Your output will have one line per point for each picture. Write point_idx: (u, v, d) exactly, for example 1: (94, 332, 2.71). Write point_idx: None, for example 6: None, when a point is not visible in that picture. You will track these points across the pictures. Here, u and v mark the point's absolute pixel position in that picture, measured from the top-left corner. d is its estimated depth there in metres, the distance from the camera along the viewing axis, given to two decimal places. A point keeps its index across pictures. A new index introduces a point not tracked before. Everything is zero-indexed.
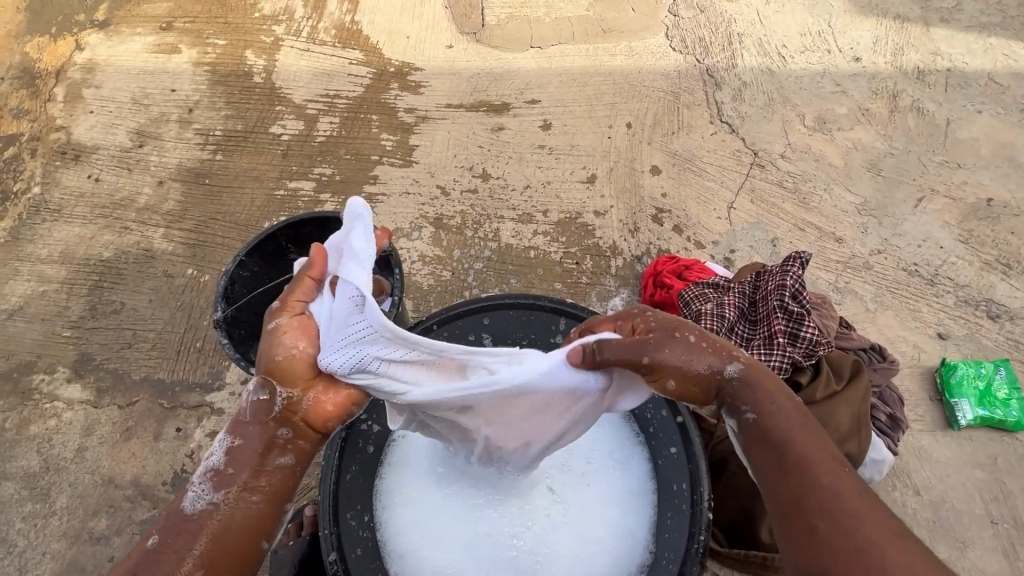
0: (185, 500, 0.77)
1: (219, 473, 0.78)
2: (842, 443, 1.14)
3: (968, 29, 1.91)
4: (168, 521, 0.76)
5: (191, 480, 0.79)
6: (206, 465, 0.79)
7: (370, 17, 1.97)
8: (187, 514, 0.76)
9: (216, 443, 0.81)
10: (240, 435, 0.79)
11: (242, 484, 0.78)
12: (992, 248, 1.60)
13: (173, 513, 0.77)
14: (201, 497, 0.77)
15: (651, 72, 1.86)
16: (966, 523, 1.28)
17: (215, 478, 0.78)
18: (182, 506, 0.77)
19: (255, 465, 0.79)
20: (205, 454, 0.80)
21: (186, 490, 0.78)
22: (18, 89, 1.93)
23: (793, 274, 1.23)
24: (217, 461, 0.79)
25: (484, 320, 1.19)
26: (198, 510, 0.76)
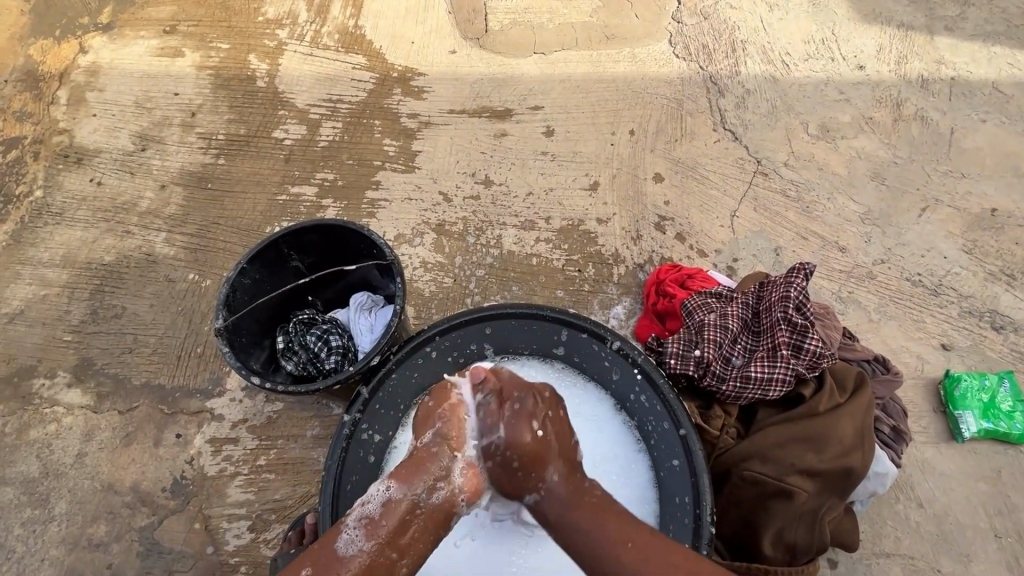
0: (338, 541, 0.84)
1: (374, 521, 0.86)
2: (845, 456, 1.13)
3: (972, 37, 1.91)
4: (322, 557, 0.84)
5: (345, 523, 0.86)
6: (363, 511, 0.86)
7: (373, 22, 1.97)
8: (339, 555, 0.84)
9: (374, 490, 0.89)
10: (403, 485, 0.89)
11: (389, 539, 0.85)
12: (996, 259, 1.59)
13: (325, 550, 0.84)
14: (353, 543, 0.84)
15: (654, 79, 1.86)
16: (969, 537, 1.27)
17: (369, 524, 0.86)
18: (335, 546, 0.84)
19: (404, 523, 0.87)
20: (363, 498, 0.88)
21: (340, 530, 0.86)
22: (21, 92, 1.94)
23: (797, 285, 1.22)
24: (375, 509, 0.87)
25: (486, 329, 1.19)
26: (349, 552, 0.84)
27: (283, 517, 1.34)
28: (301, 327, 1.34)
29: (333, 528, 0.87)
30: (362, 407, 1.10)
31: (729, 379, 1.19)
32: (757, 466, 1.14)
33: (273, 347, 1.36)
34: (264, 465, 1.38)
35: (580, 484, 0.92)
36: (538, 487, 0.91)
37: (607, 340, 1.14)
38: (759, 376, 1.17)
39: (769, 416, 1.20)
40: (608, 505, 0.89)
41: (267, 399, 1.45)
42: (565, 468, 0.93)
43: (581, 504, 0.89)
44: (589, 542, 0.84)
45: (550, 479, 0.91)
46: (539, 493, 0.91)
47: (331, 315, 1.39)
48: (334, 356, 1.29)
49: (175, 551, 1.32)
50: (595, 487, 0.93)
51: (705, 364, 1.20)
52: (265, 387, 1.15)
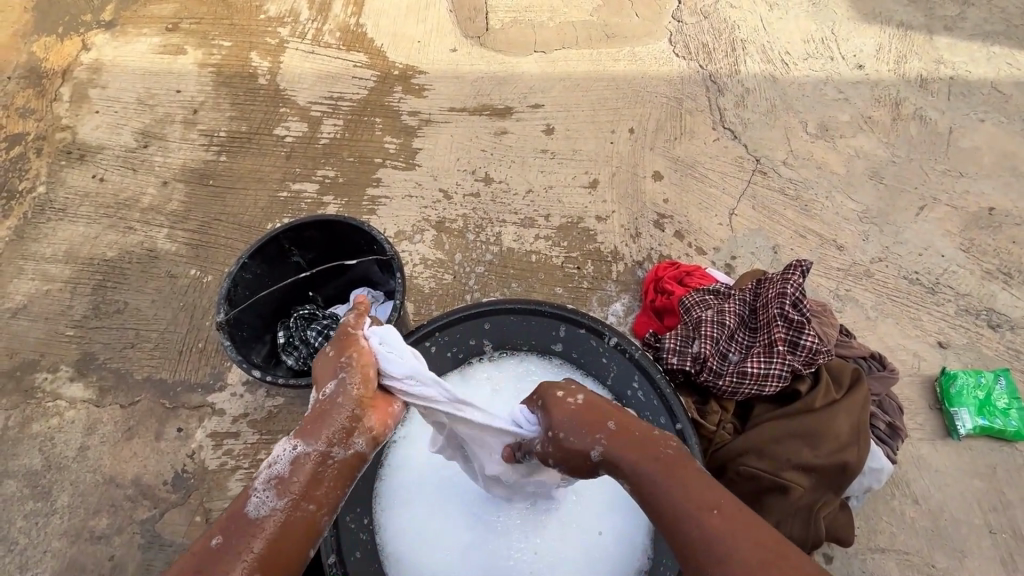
0: (248, 504, 0.76)
1: (285, 480, 0.79)
2: (841, 452, 1.14)
3: (971, 37, 1.91)
4: (231, 522, 0.75)
5: (253, 487, 0.78)
6: (271, 472, 0.79)
7: (374, 21, 1.98)
8: (252, 518, 0.76)
9: (281, 450, 0.82)
10: (314, 437, 0.82)
11: (303, 493, 0.79)
12: (993, 258, 1.60)
13: (233, 518, 0.76)
14: (265, 504, 0.77)
15: (654, 77, 1.87)
16: (964, 533, 1.28)
17: (280, 483, 0.79)
18: (245, 510, 0.76)
19: (317, 476, 0.81)
20: (270, 459, 0.81)
21: (248, 494, 0.78)
22: (24, 89, 1.95)
23: (794, 282, 1.23)
24: (284, 468, 0.80)
25: (485, 324, 1.20)
26: (261, 515, 0.76)
27: None
28: (301, 322, 1.35)
29: (241, 493, 0.79)
30: None
31: (726, 375, 1.20)
32: (753, 461, 1.16)
33: (274, 342, 1.37)
34: (264, 459, 1.40)
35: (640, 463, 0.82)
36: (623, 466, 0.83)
37: (604, 335, 1.15)
38: (755, 372, 1.18)
39: (766, 411, 1.21)
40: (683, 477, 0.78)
41: (268, 394, 1.46)
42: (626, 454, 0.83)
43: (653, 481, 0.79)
44: (668, 500, 0.76)
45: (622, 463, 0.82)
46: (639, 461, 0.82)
47: (331, 311, 1.40)
48: None
49: (176, 544, 1.33)
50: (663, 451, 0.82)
51: (702, 359, 1.21)
52: (265, 380, 1.16)
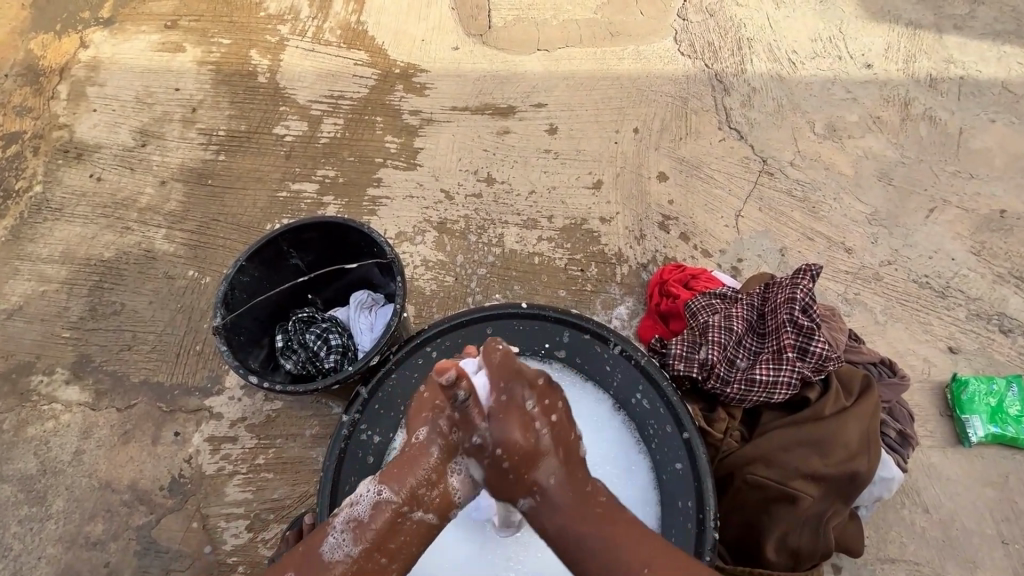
0: (324, 544, 0.83)
1: (363, 526, 0.83)
2: (850, 460, 1.11)
3: (982, 36, 1.88)
4: (307, 560, 0.82)
5: (332, 526, 0.84)
6: (352, 513, 0.85)
7: (375, 18, 1.95)
8: (325, 560, 0.82)
9: (362, 492, 0.87)
10: (394, 483, 0.86)
11: (377, 543, 0.84)
12: (1005, 261, 1.57)
13: (311, 553, 0.83)
14: (339, 547, 0.82)
15: (658, 76, 1.84)
16: (975, 543, 1.26)
17: (356, 529, 0.84)
18: (322, 550, 0.82)
19: (394, 526, 0.85)
20: (351, 499, 0.86)
21: (326, 533, 0.84)
22: (21, 87, 1.92)
23: (803, 287, 1.20)
24: (363, 511, 0.85)
25: (487, 329, 1.18)
26: (335, 557, 0.82)
27: (282, 517, 1.33)
28: (301, 325, 1.32)
29: (321, 530, 0.85)
30: (360, 408, 1.10)
31: (734, 382, 1.17)
32: (760, 470, 1.13)
33: (273, 345, 1.35)
34: (262, 464, 1.37)
35: (582, 489, 0.87)
36: (533, 489, 0.87)
37: (610, 341, 1.14)
38: (764, 379, 1.16)
39: (774, 419, 1.19)
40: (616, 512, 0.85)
41: (266, 398, 1.44)
42: (565, 471, 0.88)
43: (586, 512, 0.85)
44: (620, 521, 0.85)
45: (547, 483, 0.87)
46: (533, 498, 0.87)
47: (330, 313, 1.38)
48: (333, 355, 1.28)
49: (172, 550, 1.31)
50: (599, 490, 0.88)
51: (708, 366, 1.18)
52: (262, 386, 1.13)
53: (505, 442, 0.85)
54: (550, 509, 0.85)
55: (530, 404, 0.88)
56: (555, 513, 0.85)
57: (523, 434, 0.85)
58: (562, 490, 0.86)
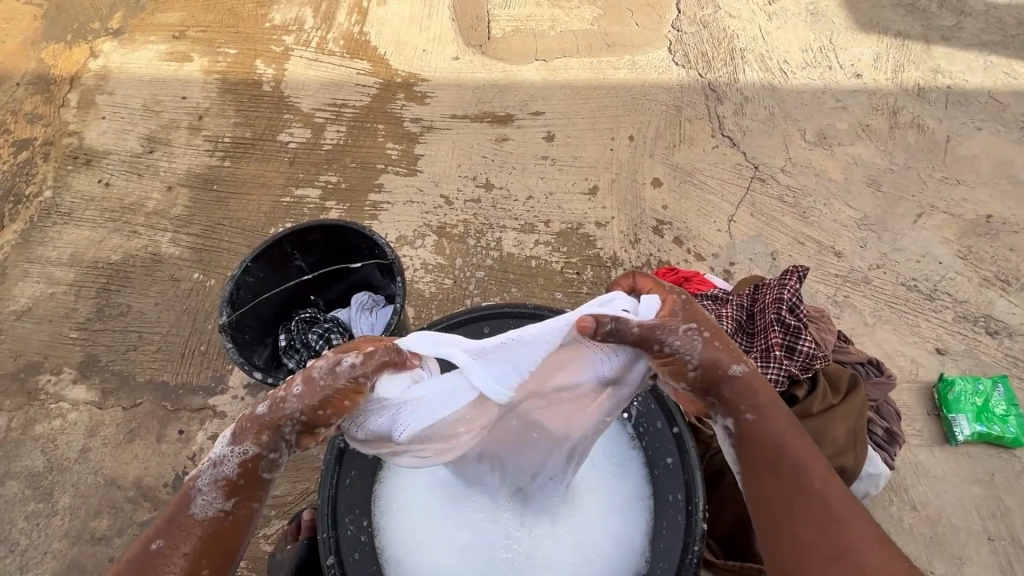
0: (192, 507, 0.70)
1: (233, 485, 0.70)
2: (838, 457, 1.14)
3: (968, 47, 1.93)
4: (172, 524, 0.70)
5: (195, 487, 0.70)
6: (215, 474, 0.70)
7: (377, 29, 2.01)
8: (194, 520, 0.70)
9: (224, 450, 0.71)
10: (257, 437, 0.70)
11: (248, 496, 0.71)
12: (991, 265, 1.61)
13: (175, 519, 0.70)
14: (210, 505, 0.70)
15: (653, 85, 1.89)
16: (962, 539, 1.28)
17: (226, 485, 0.70)
18: (189, 513, 0.70)
19: (262, 479, 0.72)
20: (213, 458, 0.70)
21: (190, 494, 0.70)
22: (32, 95, 1.98)
23: (790, 288, 1.24)
24: (229, 471, 0.70)
25: (483, 327, 1.20)
26: (207, 516, 0.70)
27: (284, 513, 1.36)
28: (303, 325, 1.36)
29: (183, 491, 0.71)
30: None
31: None
32: None
33: (275, 344, 1.38)
34: None
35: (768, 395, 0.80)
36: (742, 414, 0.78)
37: None
38: None
39: None
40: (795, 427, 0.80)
41: (269, 397, 1.47)
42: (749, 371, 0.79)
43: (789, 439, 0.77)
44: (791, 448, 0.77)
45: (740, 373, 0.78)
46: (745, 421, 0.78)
47: (332, 314, 1.42)
48: None
49: None
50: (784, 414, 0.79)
51: None
52: (267, 382, 1.17)
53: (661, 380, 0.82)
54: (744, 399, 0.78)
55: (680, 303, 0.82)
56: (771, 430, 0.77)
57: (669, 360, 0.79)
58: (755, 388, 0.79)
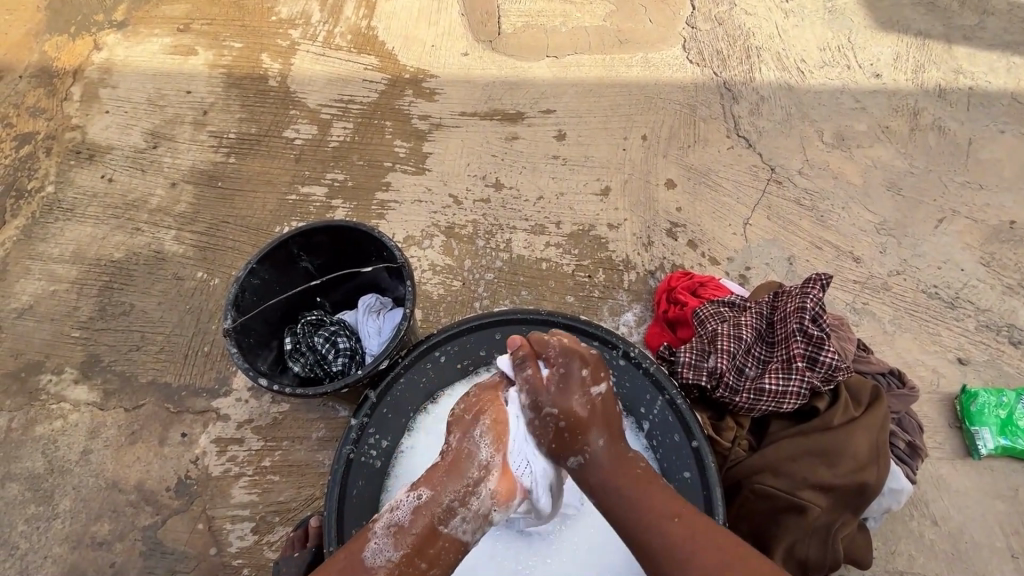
0: (367, 550, 0.83)
1: (403, 530, 0.84)
2: (859, 471, 1.11)
3: (991, 47, 1.88)
4: (349, 565, 0.82)
5: (374, 530, 0.85)
6: (392, 518, 0.86)
7: (385, 23, 1.97)
8: (367, 564, 0.82)
9: (402, 497, 0.89)
10: (434, 481, 0.90)
11: (417, 550, 0.84)
12: (1014, 272, 1.56)
13: (352, 559, 0.82)
14: (382, 551, 0.83)
15: (668, 84, 1.84)
16: (985, 556, 1.25)
17: (399, 532, 0.84)
18: (363, 555, 0.82)
19: (433, 533, 0.86)
20: (391, 506, 0.87)
21: (368, 538, 0.84)
22: (35, 88, 1.94)
23: (813, 296, 1.20)
24: (404, 516, 0.86)
25: (494, 335, 1.18)
26: (377, 562, 0.82)
27: (288, 520, 1.33)
28: (310, 328, 1.33)
29: (361, 535, 0.85)
30: (369, 411, 1.09)
31: (742, 391, 1.17)
32: (769, 480, 1.12)
33: (281, 347, 1.35)
34: (268, 467, 1.38)
35: (624, 454, 0.91)
36: (583, 449, 0.91)
37: (618, 347, 1.13)
38: (773, 389, 1.15)
39: (783, 428, 1.18)
40: (655, 478, 0.89)
41: (274, 400, 1.44)
42: (608, 437, 0.92)
43: (627, 476, 0.88)
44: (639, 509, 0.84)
45: (596, 444, 0.91)
46: (582, 456, 0.91)
47: (338, 317, 1.39)
48: (341, 358, 1.29)
49: (178, 552, 1.31)
50: (638, 458, 0.92)
51: (717, 375, 1.18)
52: (271, 389, 1.13)
53: (562, 407, 0.92)
54: (595, 468, 0.89)
55: (585, 374, 0.94)
56: (599, 471, 0.89)
57: (584, 402, 0.92)
58: (606, 454, 0.90)
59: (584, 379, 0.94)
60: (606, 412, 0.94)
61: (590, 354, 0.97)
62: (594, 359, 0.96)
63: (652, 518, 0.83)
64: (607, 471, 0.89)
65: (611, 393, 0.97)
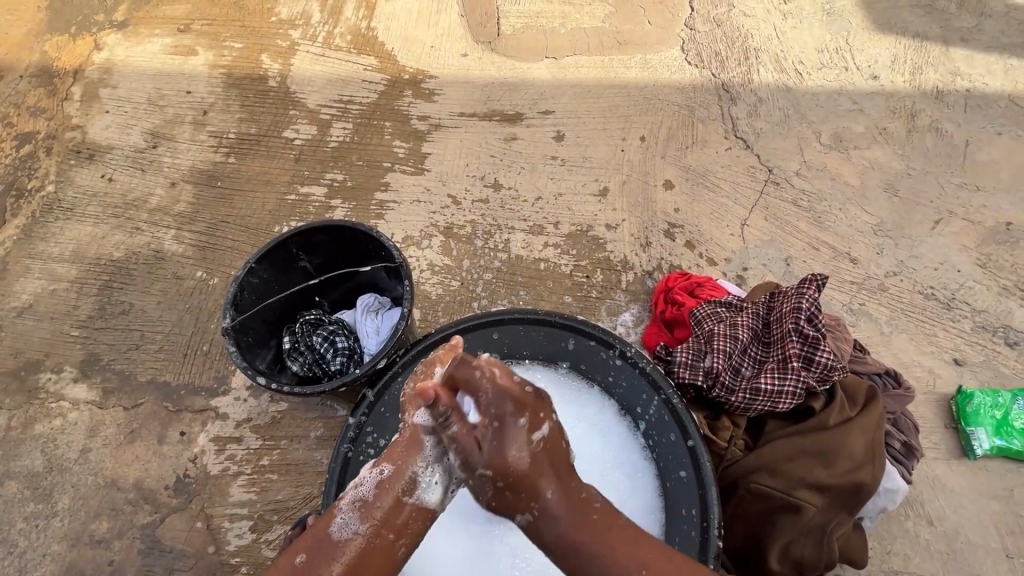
0: (333, 525, 0.81)
1: (369, 504, 0.82)
2: (854, 471, 1.11)
3: (988, 49, 1.89)
4: (317, 543, 0.80)
5: (339, 506, 0.83)
6: (357, 494, 0.84)
7: (385, 24, 1.97)
8: (334, 539, 0.80)
9: (367, 473, 0.87)
10: (396, 455, 0.86)
11: (383, 521, 0.82)
12: (1011, 274, 1.57)
13: (319, 535, 0.81)
14: (348, 526, 0.81)
15: (667, 86, 1.85)
16: (980, 556, 1.25)
17: (364, 506, 0.82)
18: (329, 530, 0.81)
19: (399, 504, 0.83)
20: (357, 480, 0.85)
21: (334, 513, 0.82)
22: (36, 87, 1.95)
23: (809, 297, 1.20)
24: (369, 491, 0.84)
25: (493, 334, 1.18)
26: (343, 537, 0.80)
27: (286, 518, 1.33)
28: (308, 327, 1.34)
29: (328, 511, 0.83)
30: (367, 410, 1.10)
31: (738, 391, 1.18)
32: (764, 479, 1.13)
33: (280, 346, 1.35)
34: (267, 466, 1.38)
35: (579, 498, 0.83)
36: (531, 506, 0.82)
37: (615, 347, 1.13)
38: (769, 389, 1.16)
39: (779, 428, 1.18)
40: (614, 519, 0.82)
41: (272, 399, 1.45)
42: (559, 484, 0.83)
43: (582, 524, 0.81)
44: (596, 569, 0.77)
45: (545, 498, 0.82)
46: (530, 514, 0.82)
47: (337, 316, 1.39)
48: (339, 357, 1.30)
49: (176, 550, 1.32)
50: (594, 496, 0.84)
51: (713, 374, 1.19)
52: (270, 387, 1.13)
53: (497, 464, 0.81)
54: (549, 521, 0.81)
55: (522, 421, 0.82)
56: (557, 527, 0.80)
57: (522, 453, 0.81)
58: (560, 503, 0.82)
59: (522, 428, 0.82)
60: (547, 460, 0.84)
61: (526, 392, 0.85)
62: (531, 399, 0.84)
63: (609, 574, 0.77)
64: (556, 522, 0.81)
65: (554, 431, 0.86)
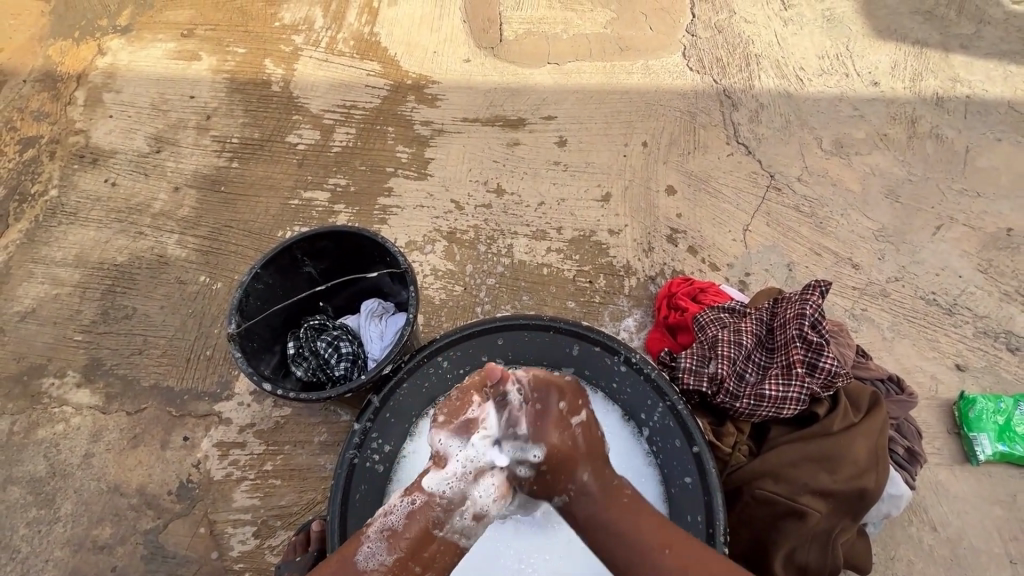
0: (359, 554, 0.83)
1: (397, 534, 0.85)
2: (859, 477, 1.12)
3: (987, 56, 1.90)
4: (341, 567, 0.83)
5: (366, 535, 0.85)
6: (386, 523, 0.86)
7: (387, 30, 1.98)
8: (359, 568, 0.82)
9: (396, 502, 0.89)
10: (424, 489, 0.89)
11: (411, 552, 0.85)
12: (1011, 279, 1.58)
13: (344, 563, 0.83)
14: (375, 556, 0.83)
15: (668, 91, 1.86)
16: (983, 562, 1.26)
17: (392, 536, 0.85)
18: (356, 558, 0.83)
19: (427, 534, 0.87)
20: (385, 509, 0.88)
21: (361, 541, 0.85)
22: (39, 92, 1.96)
23: (813, 303, 1.21)
24: (398, 521, 0.87)
25: (497, 340, 1.18)
26: (369, 566, 0.83)
27: (289, 524, 1.33)
28: (313, 333, 1.34)
29: (353, 539, 0.85)
30: (372, 416, 1.10)
31: (743, 397, 1.18)
32: (768, 485, 1.13)
33: (284, 352, 1.36)
34: (271, 471, 1.38)
35: (612, 484, 0.91)
36: (567, 487, 0.91)
37: (620, 353, 1.14)
38: (774, 394, 1.16)
39: (783, 434, 1.19)
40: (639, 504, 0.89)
41: (276, 404, 1.44)
42: (593, 467, 0.93)
43: (610, 504, 0.89)
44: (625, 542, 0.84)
45: (580, 476, 0.91)
46: (567, 495, 0.91)
47: (341, 321, 1.40)
48: (343, 362, 1.30)
49: (179, 556, 1.31)
50: (626, 485, 0.92)
51: (718, 380, 1.19)
52: (274, 392, 1.13)
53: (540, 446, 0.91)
54: (583, 500, 0.90)
55: (562, 405, 0.96)
56: (588, 504, 0.89)
57: (563, 434, 0.93)
58: (593, 484, 0.91)
59: (562, 409, 0.95)
60: (587, 444, 0.95)
61: (565, 383, 0.99)
62: (570, 388, 0.99)
63: (634, 542, 0.83)
64: (591, 502, 0.89)
65: (591, 421, 0.99)
